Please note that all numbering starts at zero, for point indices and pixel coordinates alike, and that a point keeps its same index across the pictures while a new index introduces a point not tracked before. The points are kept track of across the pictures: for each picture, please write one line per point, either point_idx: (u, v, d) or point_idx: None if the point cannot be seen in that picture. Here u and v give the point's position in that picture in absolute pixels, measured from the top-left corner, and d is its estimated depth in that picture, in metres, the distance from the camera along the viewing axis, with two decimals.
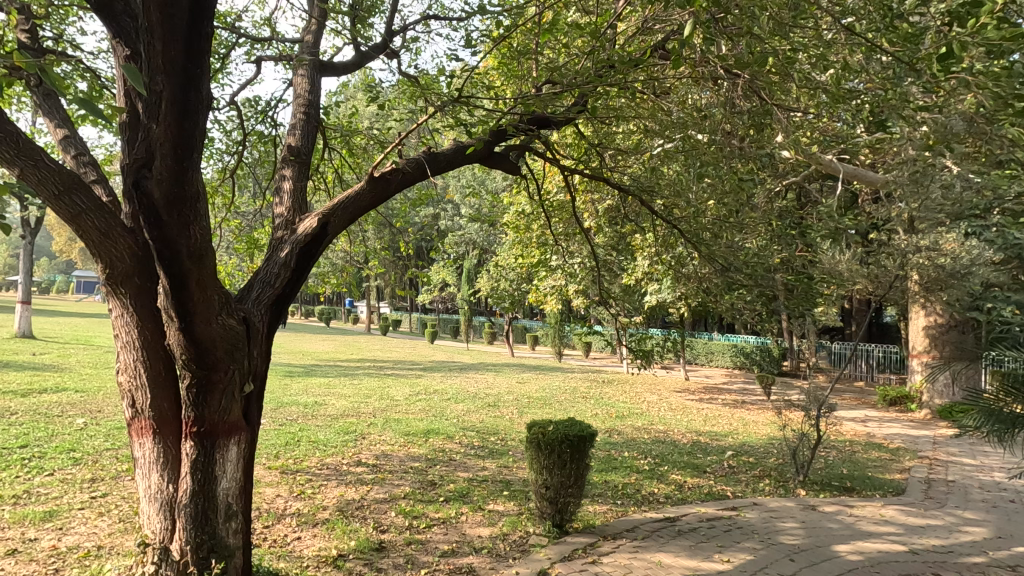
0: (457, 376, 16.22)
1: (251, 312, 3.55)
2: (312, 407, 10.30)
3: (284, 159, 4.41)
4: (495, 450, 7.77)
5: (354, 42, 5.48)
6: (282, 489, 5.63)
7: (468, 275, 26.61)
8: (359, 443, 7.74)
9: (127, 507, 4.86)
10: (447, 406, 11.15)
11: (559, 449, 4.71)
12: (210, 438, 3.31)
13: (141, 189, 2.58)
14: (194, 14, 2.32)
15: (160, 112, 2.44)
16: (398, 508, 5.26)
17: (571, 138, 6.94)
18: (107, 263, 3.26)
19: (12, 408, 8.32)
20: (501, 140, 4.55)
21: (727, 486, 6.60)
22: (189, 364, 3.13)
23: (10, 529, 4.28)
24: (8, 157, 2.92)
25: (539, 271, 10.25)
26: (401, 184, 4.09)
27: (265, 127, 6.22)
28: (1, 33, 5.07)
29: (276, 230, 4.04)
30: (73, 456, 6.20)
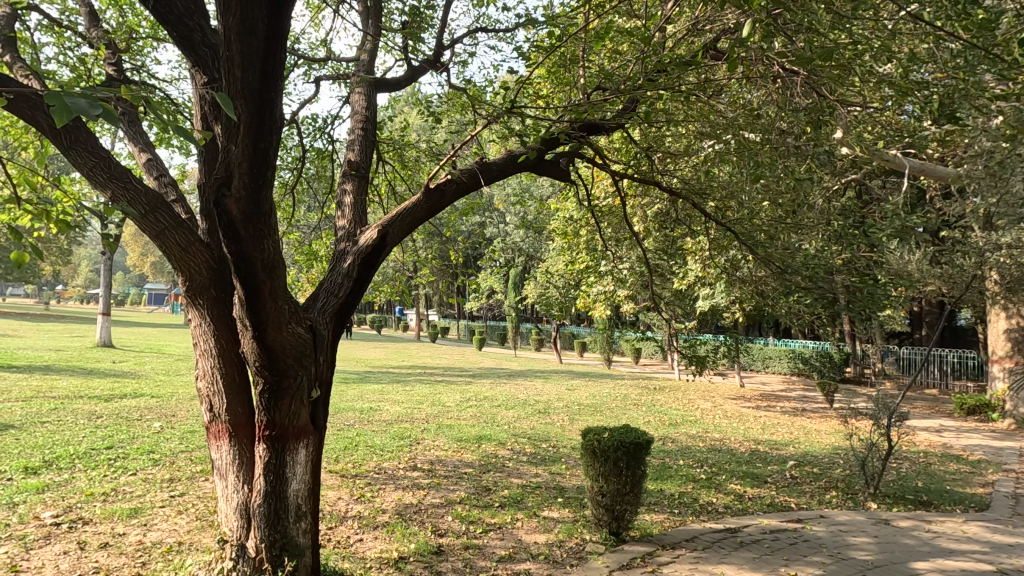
0: (506, 382, 16.32)
1: (317, 321, 3.71)
2: (368, 412, 10.60)
3: (345, 174, 4.60)
4: (547, 456, 7.78)
5: (406, 58, 5.67)
6: (343, 492, 5.82)
7: (515, 282, 26.83)
8: (414, 448, 7.92)
9: (203, 506, 5.15)
10: (497, 413, 11.23)
11: (614, 456, 4.64)
12: (281, 441, 3.47)
13: (220, 206, 2.73)
14: (269, 40, 2.47)
15: (238, 135, 2.60)
16: (455, 513, 5.35)
17: (619, 142, 6.89)
18: (186, 276, 3.49)
19: (98, 412, 8.99)
20: (553, 147, 4.57)
21: (790, 497, 6.34)
22: (261, 371, 3.30)
23: (101, 524, 4.62)
24: (101, 181, 3.20)
25: (588, 278, 10.19)
26: (456, 195, 4.19)
27: (322, 143, 6.50)
28: (89, 66, 5.54)
29: (339, 242, 4.21)
30: (152, 457, 6.62)
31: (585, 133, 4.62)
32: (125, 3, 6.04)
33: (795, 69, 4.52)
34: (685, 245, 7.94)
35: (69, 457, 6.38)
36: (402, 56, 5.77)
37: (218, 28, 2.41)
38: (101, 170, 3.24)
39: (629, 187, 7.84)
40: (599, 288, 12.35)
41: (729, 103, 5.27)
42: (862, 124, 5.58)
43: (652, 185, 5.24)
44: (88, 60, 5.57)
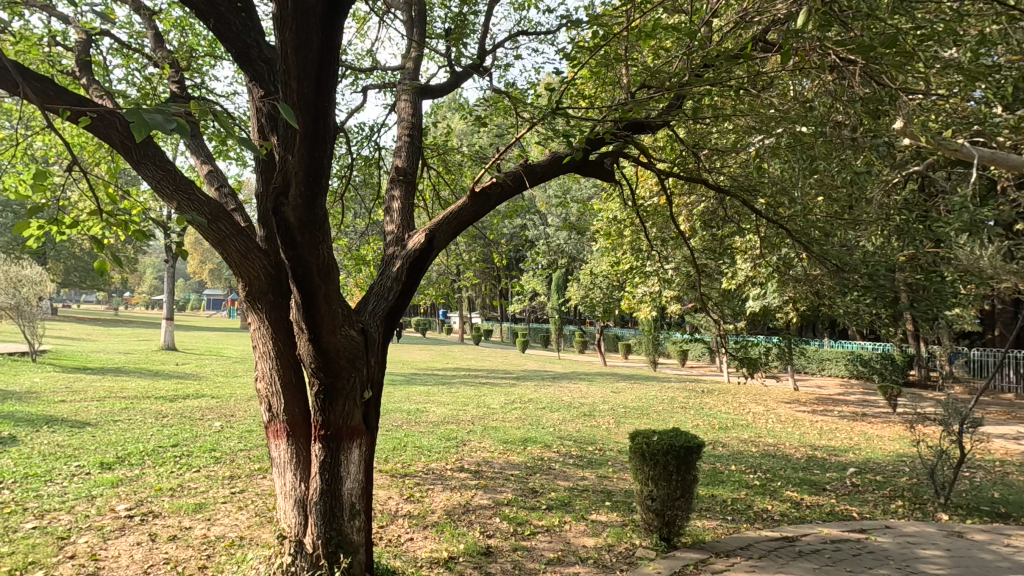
0: (550, 385, 16.28)
1: (368, 324, 3.80)
2: (415, 413, 10.78)
3: (393, 180, 4.70)
4: (594, 459, 7.71)
5: (450, 64, 5.76)
6: (393, 491, 5.95)
7: (558, 284, 26.75)
8: (461, 449, 8.00)
9: (261, 503, 5.35)
10: (542, 415, 11.22)
11: (664, 460, 4.55)
12: (336, 441, 3.57)
13: (279, 214, 2.84)
14: (323, 52, 2.54)
15: (294, 145, 2.69)
16: (503, 514, 5.36)
17: (664, 140, 6.77)
18: (246, 281, 3.64)
19: (164, 411, 9.52)
20: (598, 147, 4.52)
21: (852, 505, 6.05)
22: (317, 373, 3.41)
23: (170, 517, 4.88)
24: (168, 193, 3.39)
25: (633, 279, 10.04)
26: (501, 198, 4.21)
27: (369, 151, 6.67)
28: (155, 85, 5.87)
29: (388, 247, 4.30)
30: (214, 455, 6.94)
31: (630, 132, 4.54)
32: (187, 24, 6.38)
33: (852, 58, 4.33)
34: (734, 244, 7.72)
35: (139, 454, 6.78)
36: (446, 61, 5.86)
37: (276, 43, 2.50)
38: (168, 182, 3.42)
39: (675, 186, 7.68)
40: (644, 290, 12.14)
41: (779, 96, 5.10)
42: (925, 113, 5.28)
43: (696, 182, 5.01)
44: (154, 79, 5.92)
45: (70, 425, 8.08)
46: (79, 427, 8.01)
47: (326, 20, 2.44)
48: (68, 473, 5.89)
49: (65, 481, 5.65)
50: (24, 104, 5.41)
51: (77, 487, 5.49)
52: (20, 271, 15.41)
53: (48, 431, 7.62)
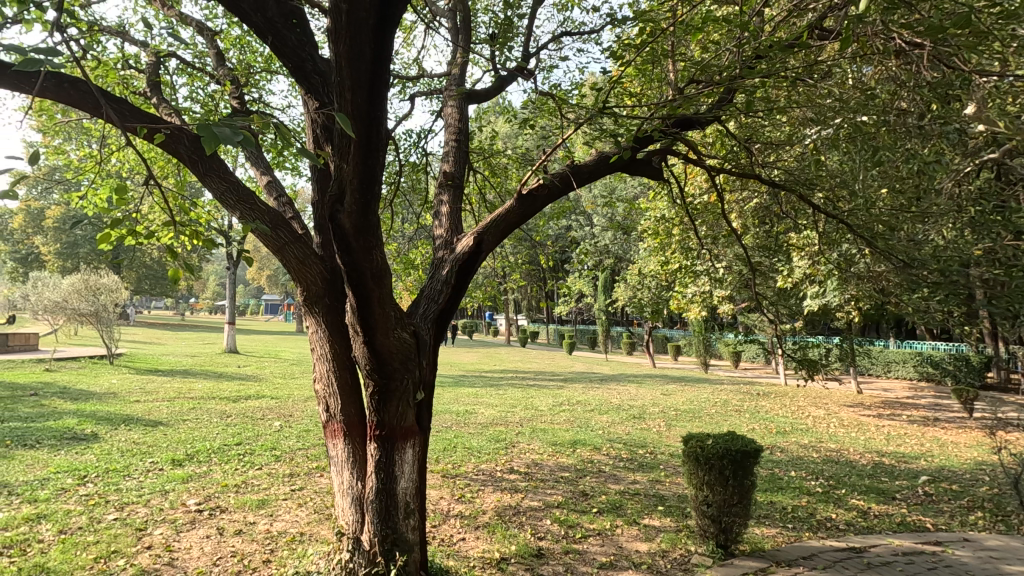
0: (598, 387, 16.10)
1: (420, 327, 3.88)
2: (464, 415, 10.89)
3: (441, 185, 4.78)
4: (645, 463, 7.56)
5: (494, 69, 5.80)
6: (445, 492, 6.02)
7: (604, 284, 26.45)
8: (510, 451, 8.02)
9: (319, 500, 5.53)
10: (591, 417, 11.11)
11: (719, 464, 4.40)
12: (390, 441, 3.66)
13: (335, 222, 2.93)
14: (375, 63, 2.59)
15: (349, 154, 2.77)
16: (554, 516, 5.35)
17: (713, 136, 6.59)
18: (304, 287, 3.78)
19: (228, 411, 10.01)
20: (646, 145, 4.43)
21: (925, 516, 5.69)
22: (372, 374, 3.50)
23: (236, 512, 5.12)
24: (232, 204, 3.55)
25: (683, 279, 9.80)
26: (549, 199, 4.19)
27: (417, 157, 6.80)
28: (217, 101, 6.18)
29: (437, 250, 4.37)
30: (274, 453, 7.24)
31: (678, 129, 4.43)
32: (245, 42, 6.70)
33: (919, 42, 4.09)
34: (790, 240, 7.42)
35: (207, 451, 7.16)
36: (491, 66, 5.91)
37: (330, 56, 2.58)
38: (231, 194, 3.58)
39: (725, 182, 7.46)
40: (694, 290, 11.82)
41: (837, 85, 4.88)
42: (1002, 96, 4.92)
43: (748, 177, 4.79)
44: (216, 96, 6.24)
45: (145, 423, 8.63)
46: (152, 425, 8.53)
47: (378, 31, 2.48)
48: (144, 469, 6.28)
49: (141, 476, 6.04)
50: (101, 124, 5.81)
51: (152, 481, 5.85)
52: (98, 280, 16.59)
53: (125, 429, 8.15)
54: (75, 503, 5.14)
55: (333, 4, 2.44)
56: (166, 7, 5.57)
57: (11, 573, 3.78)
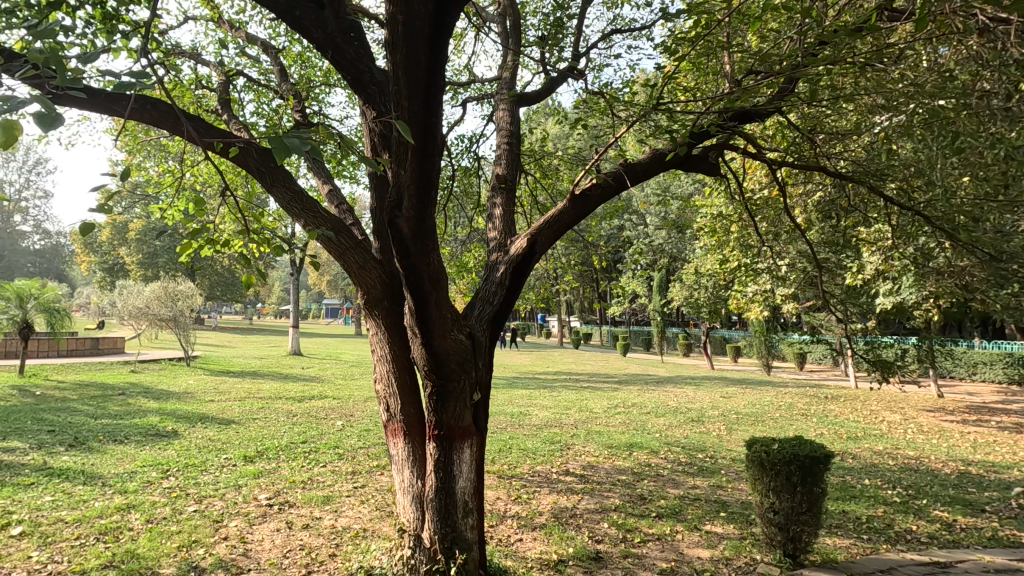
0: (654, 389, 15.77)
1: (475, 328, 3.93)
2: (519, 416, 10.94)
3: (494, 189, 4.83)
4: (706, 468, 7.34)
5: (545, 70, 5.81)
6: (501, 492, 6.07)
7: (659, 284, 25.90)
8: (566, 453, 7.97)
9: (380, 497, 5.70)
10: (647, 420, 10.89)
11: (786, 470, 4.21)
12: (448, 440, 3.72)
13: (394, 227, 3.02)
14: (431, 71, 2.65)
15: (407, 160, 2.84)
16: (611, 520, 5.28)
17: (773, 128, 6.33)
18: (365, 291, 3.91)
19: (294, 411, 10.47)
20: (703, 140, 4.29)
21: (1020, 531, 5.24)
22: (430, 375, 3.58)
23: (303, 507, 5.36)
24: (297, 212, 3.73)
25: (742, 278, 9.45)
26: (602, 199, 4.15)
27: (469, 161, 6.90)
28: (281, 115, 6.50)
29: (491, 253, 4.42)
30: (337, 452, 7.52)
31: (736, 122, 4.28)
32: (306, 58, 7.01)
33: (1004, 16, 3.77)
34: (859, 234, 7.02)
35: (275, 448, 7.52)
36: (541, 68, 5.93)
37: (387, 66, 2.66)
38: (296, 203, 3.76)
39: (787, 176, 7.15)
40: (754, 289, 11.35)
41: (910, 68, 4.58)
42: None
43: (813, 171, 4.53)
44: (280, 110, 6.56)
45: (219, 422, 9.17)
46: (225, 423, 9.05)
47: (433, 40, 2.54)
48: (219, 464, 6.67)
49: (217, 471, 6.41)
50: (177, 141, 6.22)
51: (226, 476, 6.20)
52: (176, 287, 17.75)
53: (202, 427, 8.69)
54: (159, 495, 5.52)
55: (390, 17, 2.53)
56: (234, 29, 5.91)
57: (107, 558, 4.11)
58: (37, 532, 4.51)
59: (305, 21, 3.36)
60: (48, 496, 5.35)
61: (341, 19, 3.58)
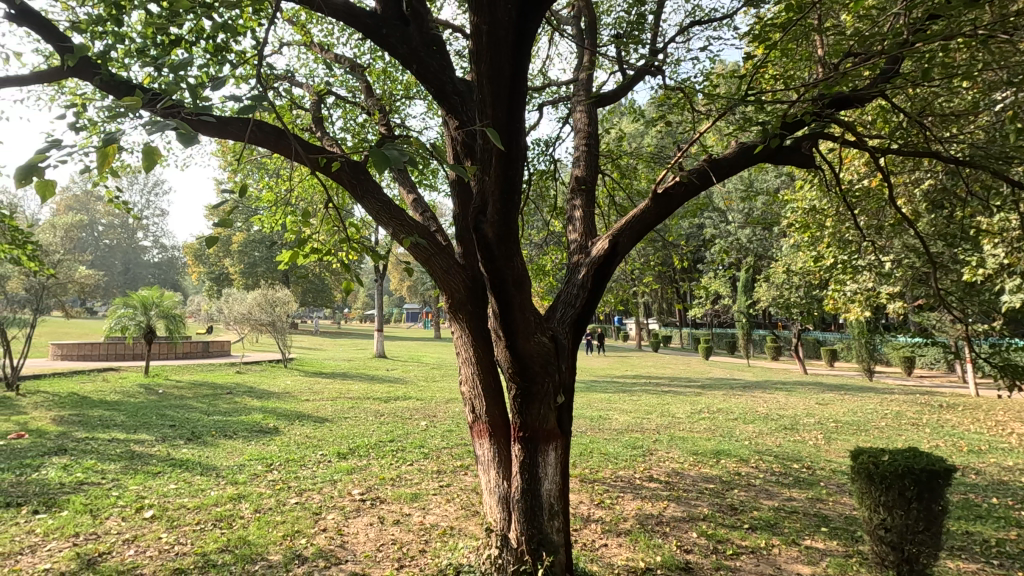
0: (742, 394, 15.00)
1: (558, 331, 3.93)
2: (599, 420, 10.81)
3: (574, 191, 4.81)
4: (803, 479, 6.89)
5: (621, 69, 5.72)
6: (584, 496, 6.02)
7: (745, 284, 24.66)
8: (648, 458, 7.77)
9: (465, 497, 5.84)
10: (735, 427, 10.38)
11: (900, 484, 3.87)
12: (533, 442, 3.74)
13: (479, 231, 3.07)
14: (514, 79, 2.68)
15: (491, 166, 2.88)
16: (700, 529, 5.08)
17: (873, 112, 5.85)
18: (450, 294, 4.03)
19: (382, 411, 10.95)
20: (795, 130, 4.03)
21: None
22: (514, 377, 3.63)
23: (393, 504, 5.59)
24: (385, 220, 3.91)
25: (840, 276, 8.77)
26: (686, 198, 4.00)
27: (545, 164, 6.90)
28: (366, 128, 6.84)
29: (572, 255, 4.40)
30: (422, 451, 7.79)
31: (833, 109, 3.99)
32: (388, 73, 7.34)
33: None
34: (979, 225, 6.32)
35: (366, 446, 7.90)
36: (617, 67, 5.83)
37: (473, 76, 2.74)
38: (383, 212, 3.94)
39: (891, 164, 6.56)
40: (853, 287, 10.51)
41: None
42: None
43: (923, 157, 4.09)
44: (365, 125, 6.91)
45: (314, 420, 9.77)
46: (320, 421, 9.63)
47: (516, 46, 2.58)
48: (316, 460, 7.11)
49: (314, 466, 6.84)
50: (275, 159, 6.72)
51: (322, 472, 6.60)
52: (274, 293, 19.12)
53: (299, 424, 9.29)
54: (265, 487, 5.96)
55: (474, 27, 2.60)
56: (324, 51, 6.30)
57: (223, 543, 4.49)
58: (165, 516, 5.02)
59: (391, 38, 3.58)
60: (172, 484, 5.94)
61: (425, 33, 3.74)
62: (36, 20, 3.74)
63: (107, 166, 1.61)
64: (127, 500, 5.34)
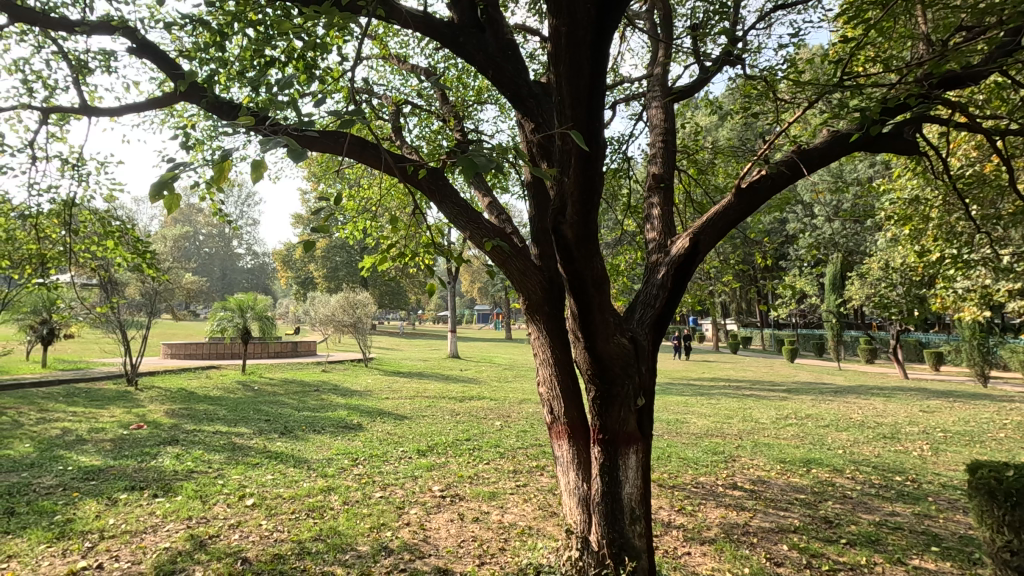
0: (833, 400, 14.02)
1: (637, 333, 3.84)
2: (676, 424, 10.49)
3: (651, 189, 4.70)
4: (907, 493, 6.34)
5: (698, 61, 5.52)
6: (663, 501, 5.86)
7: (834, 281, 23.07)
8: (731, 465, 7.45)
9: (542, 497, 5.85)
10: (826, 434, 9.72)
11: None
12: (614, 445, 3.69)
13: (558, 233, 3.06)
14: (594, 78, 2.66)
15: (570, 167, 2.86)
16: (791, 542, 4.80)
17: (988, 89, 5.26)
18: (526, 295, 4.04)
19: (457, 410, 11.20)
20: (897, 115, 3.71)
21: None
22: (593, 378, 3.60)
23: (472, 501, 5.72)
24: (462, 224, 4.00)
25: (948, 271, 7.99)
26: (771, 192, 3.79)
27: (617, 162, 6.78)
28: (441, 135, 7.03)
29: (651, 254, 4.30)
30: (498, 450, 7.89)
31: (941, 90, 3.64)
32: (461, 80, 7.51)
33: None
34: None
35: (443, 444, 8.12)
36: (693, 59, 5.64)
37: (552, 78, 2.75)
38: (460, 216, 4.03)
39: (1009, 146, 5.89)
40: (964, 284, 9.53)
41: None
42: None
43: None
44: (440, 132, 7.10)
45: (394, 417, 10.17)
46: (400, 419, 10.00)
47: (595, 45, 2.55)
48: (398, 456, 7.39)
49: (396, 462, 7.11)
50: (356, 169, 7.07)
51: (404, 467, 6.85)
52: (355, 296, 20.07)
53: (380, 421, 9.70)
54: (352, 481, 6.27)
55: (553, 30, 2.61)
56: (400, 62, 6.54)
57: (316, 532, 4.77)
58: (264, 504, 5.40)
59: (468, 45, 3.67)
60: (269, 474, 6.39)
61: (500, 38, 3.79)
62: (154, 52, 4.16)
63: (223, 180, 1.74)
64: (231, 488, 5.80)
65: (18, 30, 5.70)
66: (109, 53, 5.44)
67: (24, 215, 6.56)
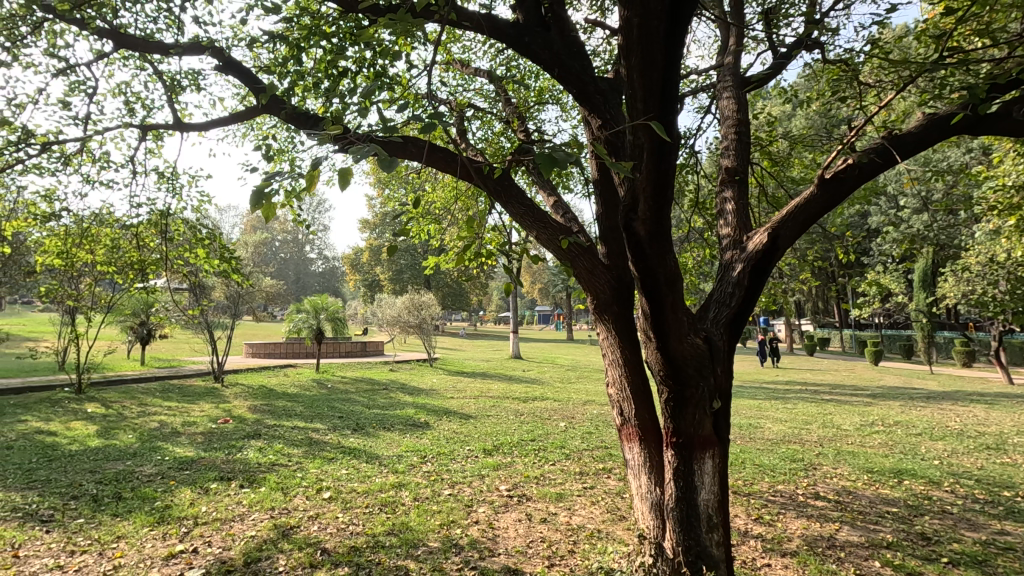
0: (925, 406, 12.93)
1: (712, 332, 3.68)
2: (749, 428, 10.04)
3: (724, 182, 4.51)
4: (1017, 510, 5.74)
5: (772, 47, 5.24)
6: (739, 509, 5.60)
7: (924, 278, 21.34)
8: (812, 473, 7.02)
9: (610, 500, 5.74)
10: (919, 443, 8.98)
11: None
12: (688, 449, 3.56)
13: (630, 230, 3.00)
14: (668, 70, 2.57)
15: (641, 161, 2.78)
16: (884, 558, 4.46)
17: None
18: (595, 296, 3.97)
19: (522, 410, 11.23)
20: (1003, 93, 3.36)
21: None
22: (666, 380, 3.50)
23: (539, 501, 5.70)
24: (529, 224, 4.01)
25: None
26: (860, 181, 3.51)
27: (684, 156, 6.57)
28: (505, 136, 7.08)
29: (725, 251, 4.11)
30: (563, 451, 7.83)
31: None
32: (523, 81, 7.51)
33: None
34: None
35: (509, 444, 8.15)
36: (766, 46, 5.37)
37: (623, 71, 2.69)
38: (528, 216, 4.03)
39: None
40: None
41: None
42: None
43: None
44: (503, 134, 7.14)
45: (459, 416, 10.33)
46: (465, 418, 10.14)
47: (669, 36, 2.46)
48: (464, 455, 7.49)
49: (463, 461, 7.21)
50: (422, 173, 7.25)
51: (471, 466, 6.93)
52: (419, 297, 20.58)
53: (446, 420, 9.87)
54: (421, 478, 6.41)
55: (625, 21, 2.57)
56: (463, 66, 6.63)
57: (389, 526, 4.91)
58: (339, 498, 5.62)
59: (534, 45, 3.66)
60: (343, 469, 6.65)
61: (566, 35, 3.77)
62: (238, 69, 4.42)
63: (316, 186, 1.79)
64: (309, 481, 6.07)
65: (121, 56, 6.25)
66: (197, 71, 5.85)
67: (127, 225, 7.18)
